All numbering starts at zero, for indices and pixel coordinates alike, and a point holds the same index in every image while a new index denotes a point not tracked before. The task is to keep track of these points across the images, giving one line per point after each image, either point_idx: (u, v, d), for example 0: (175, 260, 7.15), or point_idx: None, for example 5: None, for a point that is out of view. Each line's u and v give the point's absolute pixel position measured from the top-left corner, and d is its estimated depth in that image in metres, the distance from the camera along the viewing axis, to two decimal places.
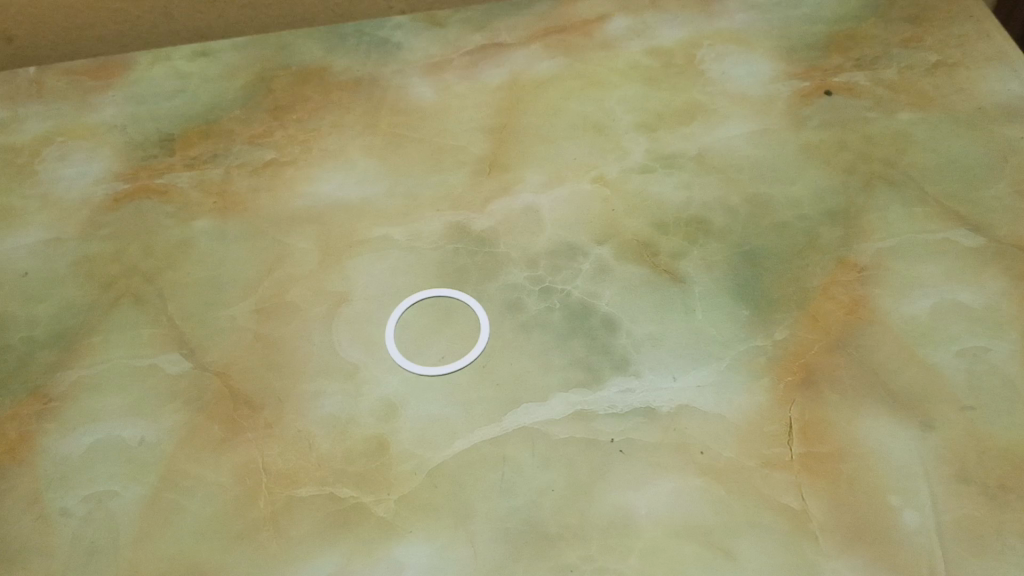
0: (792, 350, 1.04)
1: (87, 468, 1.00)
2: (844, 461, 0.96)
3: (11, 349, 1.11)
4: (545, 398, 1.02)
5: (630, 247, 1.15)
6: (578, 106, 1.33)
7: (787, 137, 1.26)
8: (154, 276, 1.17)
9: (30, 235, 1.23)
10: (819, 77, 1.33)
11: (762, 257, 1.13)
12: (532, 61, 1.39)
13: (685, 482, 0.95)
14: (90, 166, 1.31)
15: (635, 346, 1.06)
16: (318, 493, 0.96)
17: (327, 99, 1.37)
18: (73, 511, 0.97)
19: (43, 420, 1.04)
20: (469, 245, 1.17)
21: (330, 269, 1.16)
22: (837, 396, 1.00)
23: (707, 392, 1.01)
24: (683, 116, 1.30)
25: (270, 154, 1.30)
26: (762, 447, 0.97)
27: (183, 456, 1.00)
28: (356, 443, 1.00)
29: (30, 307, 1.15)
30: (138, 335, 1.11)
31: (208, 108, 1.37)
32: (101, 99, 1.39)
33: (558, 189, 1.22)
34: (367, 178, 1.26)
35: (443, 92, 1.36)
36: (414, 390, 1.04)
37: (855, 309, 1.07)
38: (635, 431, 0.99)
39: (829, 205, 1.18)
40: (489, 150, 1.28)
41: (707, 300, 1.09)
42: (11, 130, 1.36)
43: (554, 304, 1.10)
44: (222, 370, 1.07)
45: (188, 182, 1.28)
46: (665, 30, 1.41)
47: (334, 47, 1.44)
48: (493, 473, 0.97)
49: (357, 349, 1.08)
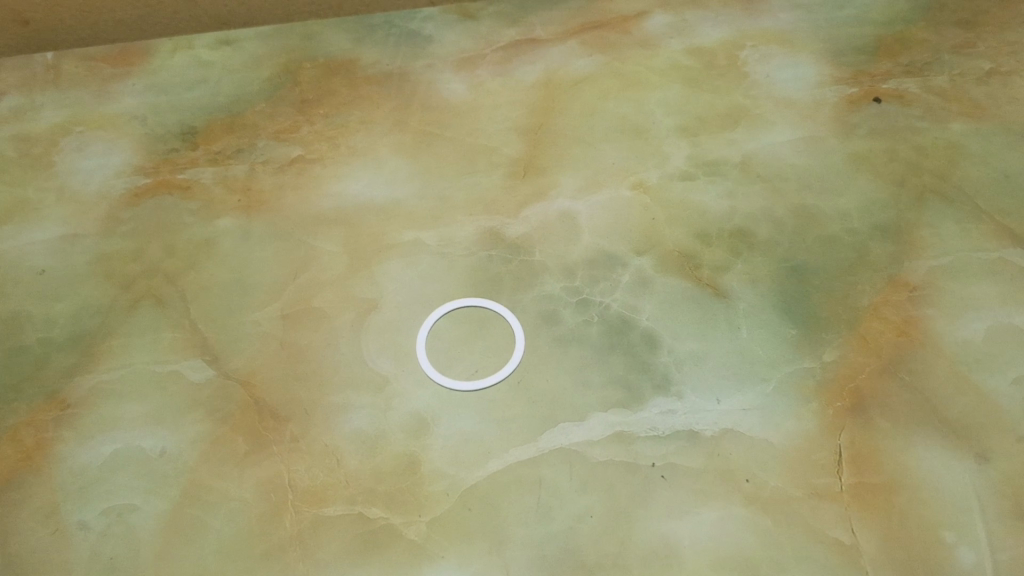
0: (842, 374, 0.99)
1: (106, 480, 0.96)
2: (896, 493, 0.91)
3: (26, 351, 1.07)
4: (583, 418, 0.98)
5: (672, 258, 1.11)
6: (616, 107, 1.28)
7: (835, 145, 1.21)
8: (175, 277, 1.13)
9: (47, 230, 1.19)
10: (867, 82, 1.28)
11: (809, 273, 1.08)
12: (568, 58, 1.34)
13: (730, 512, 0.91)
14: (110, 158, 1.27)
15: (677, 365, 1.01)
16: (346, 513, 0.93)
17: (355, 94, 1.32)
18: (91, 525, 0.93)
19: (61, 428, 1.00)
20: (503, 252, 1.13)
21: (358, 273, 1.12)
22: (888, 423, 0.96)
23: (753, 416, 0.97)
24: (726, 119, 1.25)
25: (296, 151, 1.26)
26: (810, 476, 0.93)
27: (206, 469, 0.97)
28: (386, 461, 0.96)
29: (47, 307, 1.11)
30: (159, 340, 1.07)
31: (232, 100, 1.33)
32: (120, 89, 1.35)
33: (595, 194, 1.18)
34: (397, 179, 1.22)
35: (476, 88, 1.31)
36: (447, 406, 1.00)
37: (906, 330, 1.03)
38: (677, 455, 0.95)
39: (878, 219, 1.13)
40: (523, 152, 1.23)
41: (752, 318, 1.05)
42: (27, 119, 1.32)
43: (592, 317, 1.06)
44: (246, 378, 1.03)
45: (210, 178, 1.23)
46: (706, 29, 1.36)
47: (362, 39, 1.40)
48: (529, 497, 0.93)
49: (387, 359, 1.04)
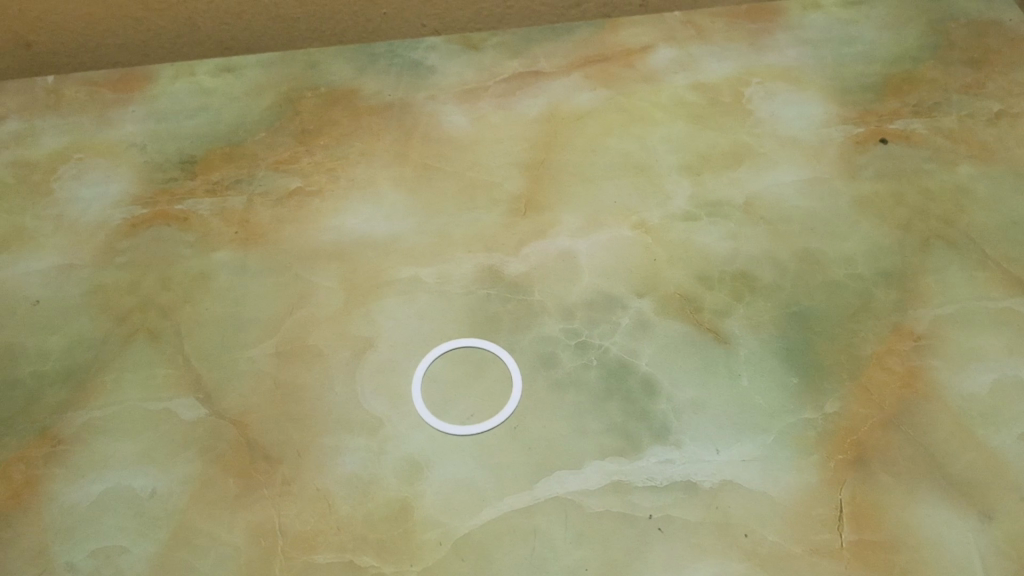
0: (843, 426, 0.98)
1: (95, 520, 0.96)
2: (897, 552, 0.89)
3: (19, 385, 1.06)
4: (579, 466, 0.96)
5: (673, 301, 1.09)
6: (619, 143, 1.26)
7: (840, 187, 1.19)
8: (170, 311, 1.12)
9: (43, 260, 1.18)
10: (874, 122, 1.27)
11: (812, 318, 1.07)
12: (572, 92, 1.33)
13: (727, 568, 0.89)
14: (108, 186, 1.26)
15: (676, 413, 1.00)
16: (336, 561, 0.91)
17: (357, 125, 1.32)
18: (79, 567, 0.92)
19: (51, 465, 1.00)
20: (502, 292, 1.11)
21: (355, 311, 1.11)
22: (890, 478, 0.94)
23: (752, 467, 0.95)
24: (730, 157, 1.24)
25: (296, 183, 1.25)
26: (809, 532, 0.91)
27: (196, 511, 0.95)
28: (379, 507, 0.95)
29: (41, 339, 1.10)
30: (152, 376, 1.06)
31: (232, 129, 1.32)
32: (120, 115, 1.35)
33: (596, 233, 1.16)
34: (396, 214, 1.20)
35: (478, 121, 1.30)
36: (442, 450, 0.99)
37: (910, 381, 1.01)
38: (674, 507, 0.93)
39: (883, 264, 1.12)
40: (525, 189, 1.22)
41: (753, 365, 1.03)
42: (26, 144, 1.32)
43: (590, 361, 1.04)
44: (239, 418, 1.02)
45: (209, 209, 1.22)
46: (712, 64, 1.35)
47: (365, 67, 1.39)
48: (523, 548, 0.91)
49: (382, 401, 1.03)
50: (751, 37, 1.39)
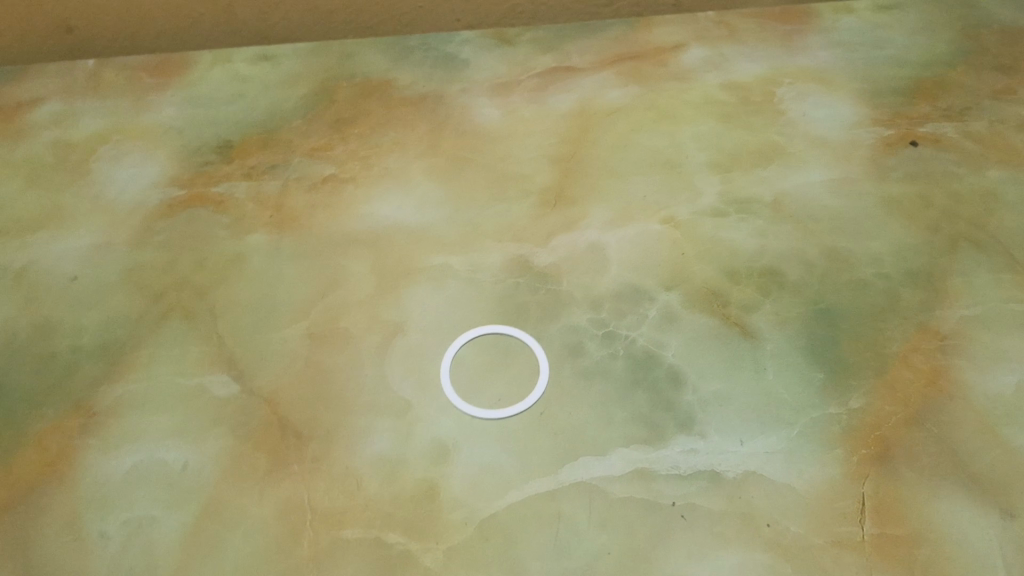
0: (868, 422, 0.99)
1: (128, 491, 0.98)
2: (919, 546, 0.90)
3: (55, 358, 1.09)
4: (604, 453, 0.98)
5: (700, 295, 1.10)
6: (650, 139, 1.28)
7: (869, 188, 1.20)
8: (204, 291, 1.14)
9: (81, 238, 1.21)
10: (904, 125, 1.27)
11: (839, 316, 1.08)
12: (603, 88, 1.34)
13: (749, 557, 0.90)
14: (145, 168, 1.28)
15: (701, 405, 1.01)
16: (363, 537, 0.93)
17: (391, 115, 1.34)
18: (111, 535, 0.94)
19: (85, 436, 1.02)
20: (531, 281, 1.13)
21: (386, 296, 1.12)
22: (913, 474, 0.95)
23: (776, 460, 0.96)
24: (760, 156, 1.25)
25: (330, 169, 1.27)
26: (831, 525, 0.92)
27: (227, 485, 0.97)
28: (405, 487, 0.96)
29: (78, 314, 1.13)
30: (186, 353, 1.08)
31: (268, 116, 1.34)
32: (159, 100, 1.37)
33: (625, 227, 1.18)
34: (427, 203, 1.22)
35: (510, 114, 1.32)
36: (469, 433, 1.00)
37: (935, 380, 1.02)
38: (698, 496, 0.94)
39: (910, 265, 1.12)
40: (555, 181, 1.23)
41: (779, 360, 1.04)
42: (66, 126, 1.35)
43: (617, 351, 1.06)
44: (270, 396, 1.04)
45: (244, 193, 1.25)
46: (743, 64, 1.36)
47: (400, 59, 1.41)
48: (548, 531, 0.92)
49: (410, 384, 1.04)
50: (782, 39, 1.40)
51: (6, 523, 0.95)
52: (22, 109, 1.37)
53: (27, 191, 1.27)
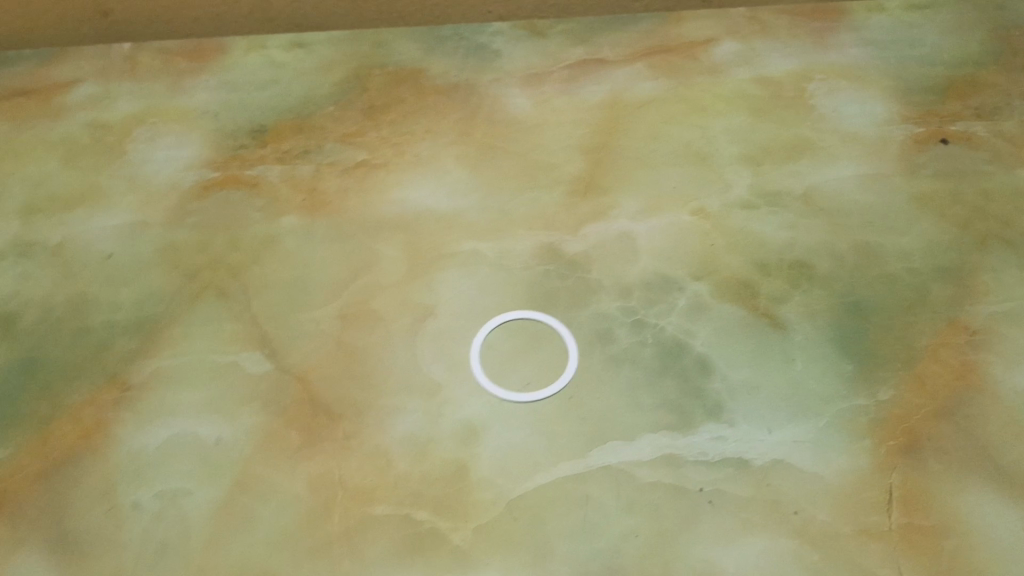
0: (896, 414, 0.99)
1: (161, 463, 0.99)
2: (946, 537, 0.91)
3: (90, 332, 1.10)
4: (632, 438, 0.98)
5: (729, 286, 1.11)
6: (680, 132, 1.28)
7: (899, 184, 1.21)
8: (238, 271, 1.15)
9: (116, 217, 1.22)
10: (935, 123, 1.28)
11: (868, 309, 1.08)
12: (634, 80, 1.35)
13: (776, 543, 0.91)
14: (180, 150, 1.30)
15: (730, 393, 1.01)
16: (393, 514, 0.94)
17: (423, 103, 1.35)
18: (145, 506, 0.96)
19: (120, 409, 1.03)
20: (561, 268, 1.14)
21: (416, 279, 1.14)
22: (941, 466, 0.95)
23: (804, 449, 0.97)
24: (791, 150, 1.25)
25: (362, 155, 1.28)
26: (858, 514, 0.92)
27: (259, 460, 0.99)
28: (435, 466, 0.97)
29: (113, 291, 1.14)
30: (220, 332, 1.09)
31: (302, 101, 1.36)
32: (194, 83, 1.39)
33: (655, 217, 1.18)
34: (458, 189, 1.23)
35: (542, 104, 1.33)
36: (498, 416, 1.01)
37: (964, 374, 1.02)
38: (726, 482, 0.95)
39: (940, 261, 1.12)
40: (586, 171, 1.24)
41: (807, 351, 1.04)
42: (103, 107, 1.36)
43: (646, 339, 1.06)
44: (303, 374, 1.05)
45: (278, 176, 1.26)
46: (774, 60, 1.37)
47: (433, 49, 1.42)
48: (575, 513, 0.93)
49: (440, 366, 1.05)
50: (814, 35, 1.40)
51: (43, 491, 0.98)
52: (59, 89, 1.38)
53: (64, 169, 1.28)
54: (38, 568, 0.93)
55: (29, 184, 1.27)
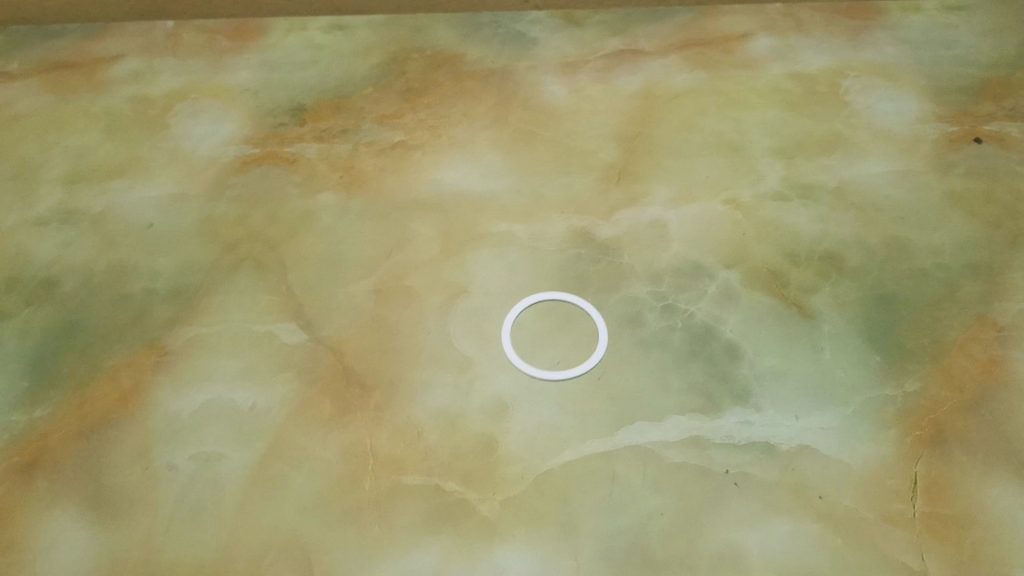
0: (922, 405, 1.00)
1: (197, 427, 1.01)
2: (970, 527, 0.91)
3: (130, 299, 1.13)
4: (660, 419, 1.00)
5: (759, 275, 1.12)
6: (714, 123, 1.30)
7: (930, 181, 1.21)
8: (275, 244, 1.18)
9: (157, 188, 1.25)
10: (968, 122, 1.28)
11: (897, 303, 1.09)
12: (669, 72, 1.36)
13: (800, 526, 0.92)
14: (221, 126, 1.32)
15: (757, 379, 1.03)
16: (423, 484, 0.96)
17: (459, 88, 1.37)
18: (180, 468, 0.98)
19: (157, 373, 1.05)
20: (592, 252, 1.15)
21: (450, 258, 1.15)
22: (966, 458, 0.96)
23: (830, 436, 0.98)
24: (824, 145, 1.26)
25: (399, 136, 1.30)
26: (883, 501, 0.93)
27: (292, 427, 1.01)
28: (465, 439, 0.99)
29: (153, 260, 1.17)
30: (256, 302, 1.12)
31: (341, 82, 1.38)
32: (235, 61, 1.41)
33: (687, 206, 1.20)
34: (493, 172, 1.25)
35: (577, 92, 1.35)
36: (528, 393, 1.03)
37: (991, 369, 1.03)
38: (751, 465, 0.96)
39: (970, 258, 1.13)
40: (619, 158, 1.26)
41: (835, 340, 1.06)
42: (145, 82, 1.39)
43: (675, 324, 1.08)
44: (337, 346, 1.07)
45: (315, 154, 1.28)
46: (809, 56, 1.38)
47: (470, 35, 1.44)
48: (602, 490, 0.95)
49: (472, 343, 1.07)
50: (849, 33, 1.41)
51: (80, 450, 1.00)
52: (104, 64, 1.41)
53: (107, 141, 1.31)
54: (73, 524, 0.94)
55: (73, 153, 1.29)
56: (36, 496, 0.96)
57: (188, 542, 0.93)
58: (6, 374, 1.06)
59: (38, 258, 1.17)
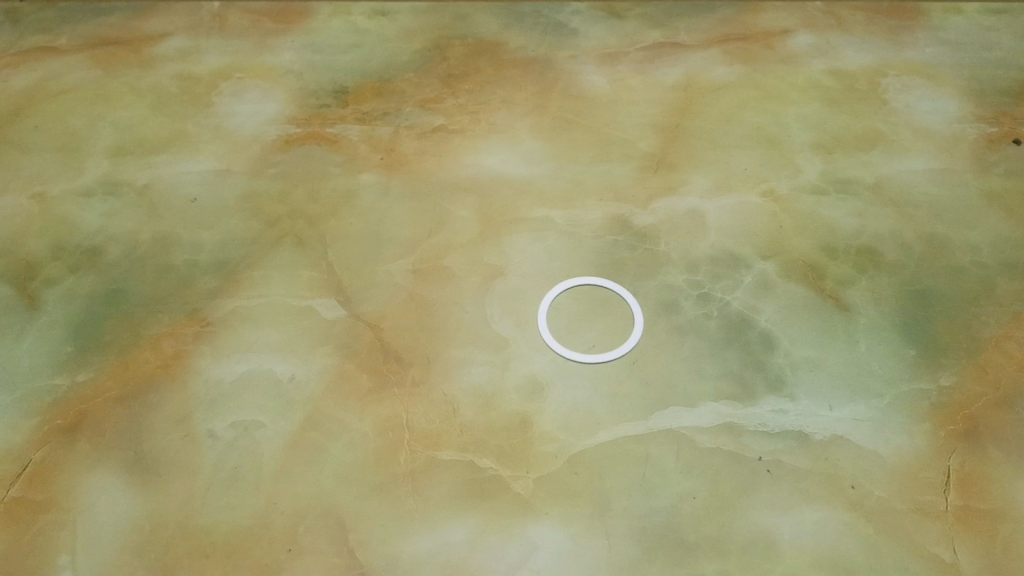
0: (957, 400, 1.00)
1: (236, 396, 1.03)
2: (1003, 521, 0.91)
3: (173, 270, 1.14)
4: (694, 405, 1.00)
5: (796, 267, 1.12)
6: (753, 117, 1.30)
7: (969, 180, 1.21)
8: (316, 221, 1.19)
9: (201, 163, 1.27)
10: (1008, 123, 1.28)
11: (933, 299, 1.09)
12: (709, 65, 1.37)
13: (832, 514, 0.92)
14: (264, 105, 1.34)
15: (791, 368, 1.03)
16: (458, 459, 0.97)
17: (500, 75, 1.38)
18: (219, 435, 0.99)
19: (199, 343, 1.07)
20: (629, 239, 1.16)
21: (488, 240, 1.17)
22: (1000, 453, 0.96)
23: (864, 427, 0.98)
24: (862, 142, 1.27)
25: (439, 120, 1.32)
26: (915, 493, 0.93)
27: (330, 399, 1.02)
28: (500, 417, 1.00)
29: (196, 232, 1.19)
30: (297, 277, 1.13)
31: (383, 66, 1.39)
32: (280, 43, 1.43)
33: (725, 197, 1.20)
34: (532, 157, 1.26)
35: (617, 82, 1.35)
36: (563, 374, 1.04)
37: None
38: (785, 453, 0.96)
39: (1008, 256, 1.13)
40: (658, 148, 1.27)
41: (871, 334, 1.06)
42: (191, 60, 1.41)
43: (711, 312, 1.08)
44: (375, 322, 1.09)
45: (357, 135, 1.30)
46: (850, 53, 1.38)
47: (512, 24, 1.45)
48: (635, 471, 0.96)
49: (509, 324, 1.08)
50: (890, 33, 1.41)
51: (121, 413, 1.01)
52: (150, 42, 1.43)
53: (152, 116, 1.33)
54: (113, 486, 0.96)
55: (119, 128, 1.32)
56: (77, 457, 0.98)
57: (226, 507, 0.94)
58: (50, 339, 1.08)
59: (83, 228, 1.19)
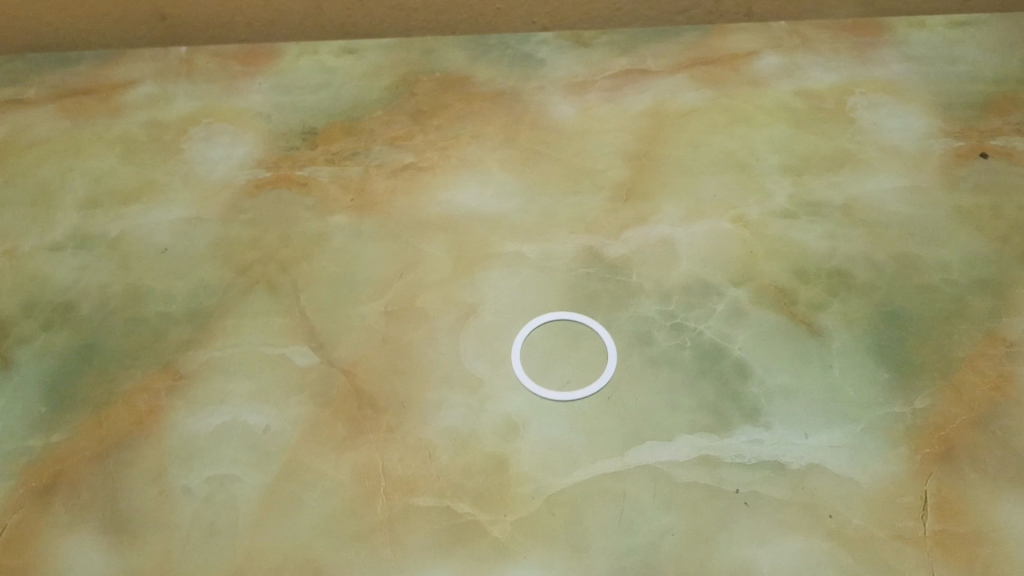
0: (932, 422, 1.00)
1: (212, 449, 1.02)
2: (982, 545, 0.91)
3: (146, 323, 1.14)
4: (670, 438, 1.00)
5: (768, 293, 1.13)
6: (722, 141, 1.31)
7: (939, 197, 1.22)
8: (288, 266, 1.19)
9: (172, 212, 1.27)
10: (975, 137, 1.29)
11: (905, 319, 1.09)
12: (677, 90, 1.37)
13: (811, 545, 0.92)
14: (234, 150, 1.34)
15: (767, 397, 1.03)
16: (435, 504, 0.96)
17: (469, 109, 1.38)
18: (195, 490, 0.99)
19: (172, 396, 1.07)
20: (601, 271, 1.16)
21: (460, 278, 1.16)
22: (977, 475, 0.96)
23: (841, 454, 0.98)
24: (832, 162, 1.27)
25: (409, 158, 1.32)
26: (893, 519, 0.93)
27: (306, 449, 1.02)
28: (477, 459, 1.00)
29: (168, 283, 1.18)
30: (270, 323, 1.13)
31: (352, 105, 1.39)
32: (248, 85, 1.43)
33: (696, 224, 1.20)
34: (503, 192, 1.26)
35: (585, 112, 1.36)
36: (539, 413, 1.03)
37: (1001, 386, 1.03)
38: (762, 484, 0.96)
39: (979, 273, 1.14)
40: (628, 177, 1.27)
41: (845, 357, 1.06)
42: (160, 107, 1.41)
43: (684, 342, 1.08)
44: (349, 367, 1.08)
45: (327, 176, 1.30)
46: (817, 73, 1.39)
47: (479, 56, 1.45)
48: (613, 509, 0.95)
49: (483, 363, 1.08)
50: (856, 50, 1.42)
51: (97, 472, 1.01)
52: (118, 89, 1.43)
53: (122, 166, 1.33)
54: (89, 547, 0.95)
55: (89, 179, 1.31)
56: (52, 520, 0.97)
57: (203, 564, 0.93)
58: (24, 398, 1.07)
59: (55, 283, 1.19)
